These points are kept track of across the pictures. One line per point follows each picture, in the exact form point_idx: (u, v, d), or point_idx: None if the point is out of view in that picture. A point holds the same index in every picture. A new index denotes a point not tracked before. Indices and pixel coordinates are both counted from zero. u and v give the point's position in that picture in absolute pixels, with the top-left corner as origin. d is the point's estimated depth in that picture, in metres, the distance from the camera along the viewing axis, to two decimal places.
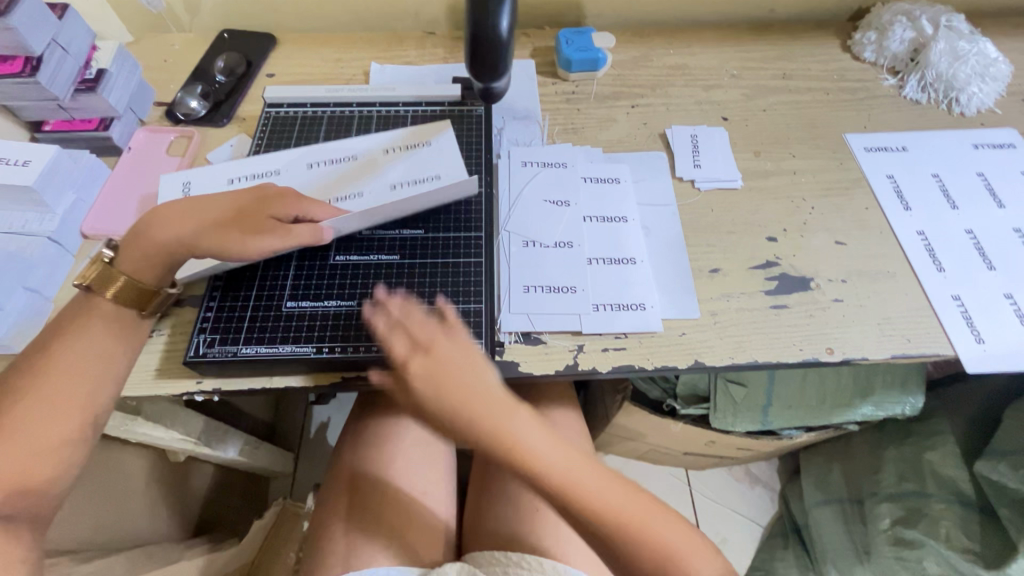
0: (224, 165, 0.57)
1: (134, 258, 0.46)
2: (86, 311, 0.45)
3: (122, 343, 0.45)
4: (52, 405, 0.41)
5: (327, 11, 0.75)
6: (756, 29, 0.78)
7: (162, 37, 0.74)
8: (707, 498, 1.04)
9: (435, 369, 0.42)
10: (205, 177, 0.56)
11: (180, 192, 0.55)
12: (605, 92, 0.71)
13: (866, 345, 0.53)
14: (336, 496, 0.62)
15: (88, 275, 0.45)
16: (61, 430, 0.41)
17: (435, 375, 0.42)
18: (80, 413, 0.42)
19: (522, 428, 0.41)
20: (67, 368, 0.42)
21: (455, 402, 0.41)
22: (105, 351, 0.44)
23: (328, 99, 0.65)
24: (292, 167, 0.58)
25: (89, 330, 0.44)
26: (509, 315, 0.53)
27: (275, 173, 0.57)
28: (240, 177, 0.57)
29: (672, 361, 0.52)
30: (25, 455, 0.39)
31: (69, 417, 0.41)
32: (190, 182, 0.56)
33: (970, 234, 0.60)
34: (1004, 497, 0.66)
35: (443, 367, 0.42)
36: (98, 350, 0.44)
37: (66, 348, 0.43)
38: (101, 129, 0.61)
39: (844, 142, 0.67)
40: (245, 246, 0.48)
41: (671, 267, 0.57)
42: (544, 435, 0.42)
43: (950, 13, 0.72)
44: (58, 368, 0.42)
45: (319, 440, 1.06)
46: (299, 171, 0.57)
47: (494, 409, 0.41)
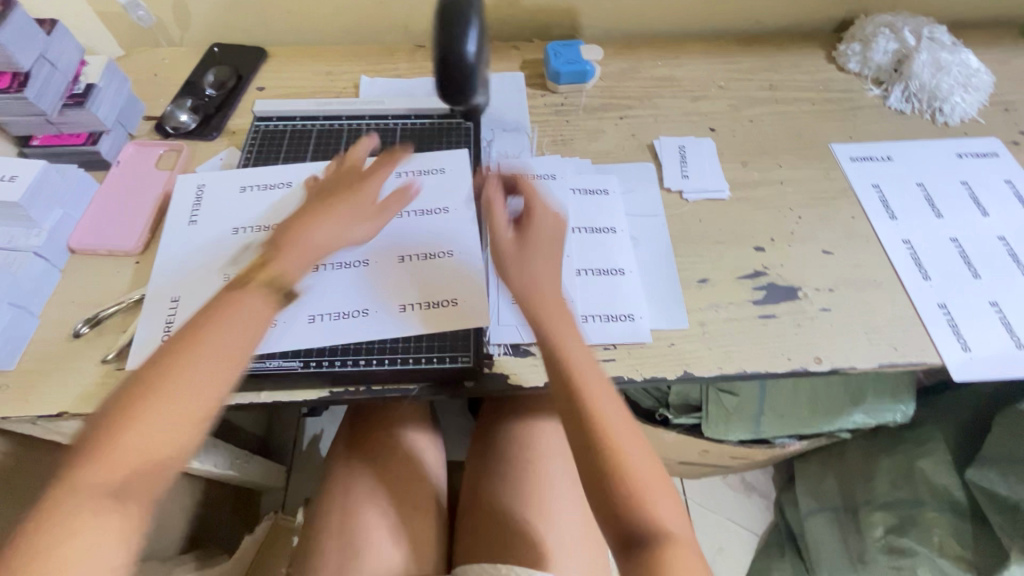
0: (238, 172, 0.60)
1: (286, 257, 0.44)
2: (230, 305, 0.40)
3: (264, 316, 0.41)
4: (186, 393, 0.36)
5: (316, 25, 0.75)
6: (742, 40, 0.79)
7: (152, 51, 0.75)
8: (703, 507, 1.03)
9: (571, 353, 0.43)
10: (217, 182, 0.59)
11: (193, 194, 0.58)
12: (593, 104, 0.71)
13: (853, 354, 0.53)
14: (335, 481, 0.63)
15: (244, 276, 0.42)
16: (190, 422, 0.35)
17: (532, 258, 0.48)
18: (211, 405, 0.36)
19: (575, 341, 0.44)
20: (221, 342, 0.38)
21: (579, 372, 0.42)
22: (251, 329, 0.40)
23: (317, 113, 0.65)
24: (306, 180, 0.59)
25: (236, 311, 0.39)
26: (499, 327, 0.53)
27: (286, 184, 0.59)
28: (250, 186, 0.59)
29: (661, 371, 0.52)
30: (170, 433, 0.34)
31: (208, 407, 0.36)
32: (203, 186, 0.59)
33: (954, 243, 0.60)
34: (996, 505, 0.66)
35: (580, 352, 0.43)
36: (245, 328, 0.39)
37: (221, 325, 0.39)
38: (89, 143, 0.61)
39: (830, 151, 0.67)
40: (354, 228, 0.49)
41: (659, 277, 0.57)
42: (655, 471, 0.40)
43: (933, 24, 0.73)
44: (204, 351, 0.37)
45: (311, 452, 1.06)
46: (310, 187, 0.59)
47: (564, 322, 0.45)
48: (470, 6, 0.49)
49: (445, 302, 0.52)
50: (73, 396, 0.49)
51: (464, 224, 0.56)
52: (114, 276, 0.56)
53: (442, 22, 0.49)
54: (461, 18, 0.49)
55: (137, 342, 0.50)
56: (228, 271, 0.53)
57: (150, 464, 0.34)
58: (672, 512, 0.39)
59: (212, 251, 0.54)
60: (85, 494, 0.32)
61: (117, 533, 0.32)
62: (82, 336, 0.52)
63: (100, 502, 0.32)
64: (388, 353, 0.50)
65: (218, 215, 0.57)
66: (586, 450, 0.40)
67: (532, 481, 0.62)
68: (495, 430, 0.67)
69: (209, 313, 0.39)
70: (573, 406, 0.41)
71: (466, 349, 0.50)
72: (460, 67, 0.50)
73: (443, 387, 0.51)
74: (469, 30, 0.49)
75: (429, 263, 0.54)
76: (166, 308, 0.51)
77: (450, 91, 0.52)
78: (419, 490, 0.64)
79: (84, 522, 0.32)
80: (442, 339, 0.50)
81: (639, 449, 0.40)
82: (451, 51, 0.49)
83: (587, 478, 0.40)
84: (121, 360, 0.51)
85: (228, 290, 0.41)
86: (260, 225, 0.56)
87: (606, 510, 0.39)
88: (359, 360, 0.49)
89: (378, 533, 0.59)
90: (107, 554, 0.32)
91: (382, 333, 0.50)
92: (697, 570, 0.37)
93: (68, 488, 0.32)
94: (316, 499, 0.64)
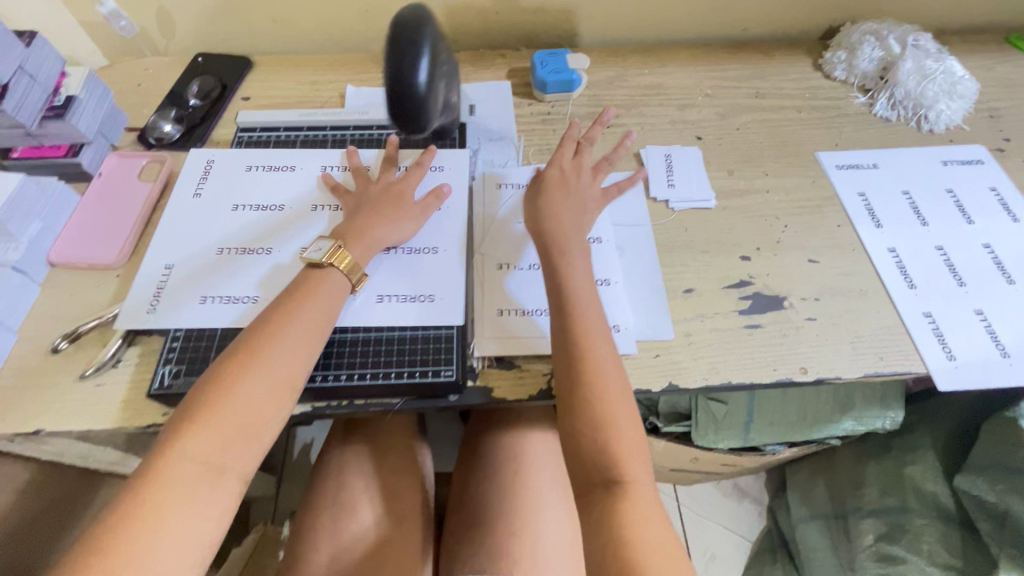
0: (248, 152, 0.63)
1: (356, 247, 0.53)
2: (312, 291, 0.49)
3: (335, 301, 0.50)
4: (275, 373, 0.44)
5: (302, 34, 0.75)
6: (729, 47, 0.79)
7: (137, 61, 0.74)
8: (695, 513, 1.03)
9: (586, 319, 0.48)
10: (227, 158, 0.62)
11: (202, 168, 0.61)
12: (580, 112, 0.71)
13: (839, 364, 0.53)
14: (326, 484, 0.63)
15: (324, 256, 0.50)
16: (277, 399, 0.44)
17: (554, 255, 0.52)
18: (295, 385, 0.45)
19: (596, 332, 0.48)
20: (306, 328, 0.47)
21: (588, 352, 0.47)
22: (330, 315, 0.49)
23: (301, 123, 0.65)
24: (310, 167, 0.62)
25: (324, 294, 0.49)
26: (482, 338, 0.53)
27: (290, 168, 0.62)
28: (257, 166, 0.62)
29: (646, 383, 0.52)
30: (265, 404, 0.43)
31: (292, 387, 0.45)
32: (213, 161, 0.62)
33: (940, 251, 0.60)
34: (984, 512, 0.65)
35: (593, 319, 0.49)
36: (323, 315, 0.48)
37: (305, 311, 0.48)
38: (70, 155, 0.60)
39: (816, 159, 0.67)
40: (406, 227, 0.56)
41: (645, 288, 0.57)
42: (632, 429, 0.45)
43: (918, 31, 0.73)
44: (288, 338, 0.46)
45: (301, 461, 1.04)
46: (312, 173, 0.61)
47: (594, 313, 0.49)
48: (422, 33, 0.47)
49: (423, 299, 0.53)
50: (49, 413, 0.48)
51: (447, 227, 0.58)
52: (94, 289, 0.55)
53: (393, 51, 0.47)
54: (413, 45, 0.46)
55: (132, 302, 0.52)
56: (222, 246, 0.56)
57: (246, 434, 0.43)
58: (638, 468, 0.44)
59: (208, 224, 0.57)
60: (192, 457, 0.41)
61: (218, 491, 0.41)
62: (60, 351, 0.51)
63: (203, 465, 0.41)
64: (367, 367, 0.50)
65: (224, 191, 0.60)
66: (575, 400, 0.46)
67: (519, 493, 0.61)
68: (485, 440, 0.67)
69: (291, 300, 0.48)
70: (573, 363, 0.47)
71: (448, 361, 0.51)
72: (412, 97, 0.47)
73: (424, 400, 0.51)
74: (420, 58, 0.47)
75: (414, 257, 0.56)
76: (158, 275, 0.54)
77: (404, 121, 0.50)
78: (409, 498, 0.64)
79: (195, 480, 0.40)
80: (423, 351, 0.51)
81: (623, 408, 0.46)
82: (401, 81, 0.47)
83: (571, 422, 0.46)
84: (100, 376, 0.50)
85: (310, 270, 0.50)
86: (258, 205, 0.59)
87: (580, 454, 0.45)
88: (337, 373, 0.50)
89: (369, 537, 0.59)
90: (208, 510, 0.40)
91: (357, 323, 0.52)
92: (649, 519, 0.42)
93: (178, 451, 0.41)
94: (301, 512, 0.63)
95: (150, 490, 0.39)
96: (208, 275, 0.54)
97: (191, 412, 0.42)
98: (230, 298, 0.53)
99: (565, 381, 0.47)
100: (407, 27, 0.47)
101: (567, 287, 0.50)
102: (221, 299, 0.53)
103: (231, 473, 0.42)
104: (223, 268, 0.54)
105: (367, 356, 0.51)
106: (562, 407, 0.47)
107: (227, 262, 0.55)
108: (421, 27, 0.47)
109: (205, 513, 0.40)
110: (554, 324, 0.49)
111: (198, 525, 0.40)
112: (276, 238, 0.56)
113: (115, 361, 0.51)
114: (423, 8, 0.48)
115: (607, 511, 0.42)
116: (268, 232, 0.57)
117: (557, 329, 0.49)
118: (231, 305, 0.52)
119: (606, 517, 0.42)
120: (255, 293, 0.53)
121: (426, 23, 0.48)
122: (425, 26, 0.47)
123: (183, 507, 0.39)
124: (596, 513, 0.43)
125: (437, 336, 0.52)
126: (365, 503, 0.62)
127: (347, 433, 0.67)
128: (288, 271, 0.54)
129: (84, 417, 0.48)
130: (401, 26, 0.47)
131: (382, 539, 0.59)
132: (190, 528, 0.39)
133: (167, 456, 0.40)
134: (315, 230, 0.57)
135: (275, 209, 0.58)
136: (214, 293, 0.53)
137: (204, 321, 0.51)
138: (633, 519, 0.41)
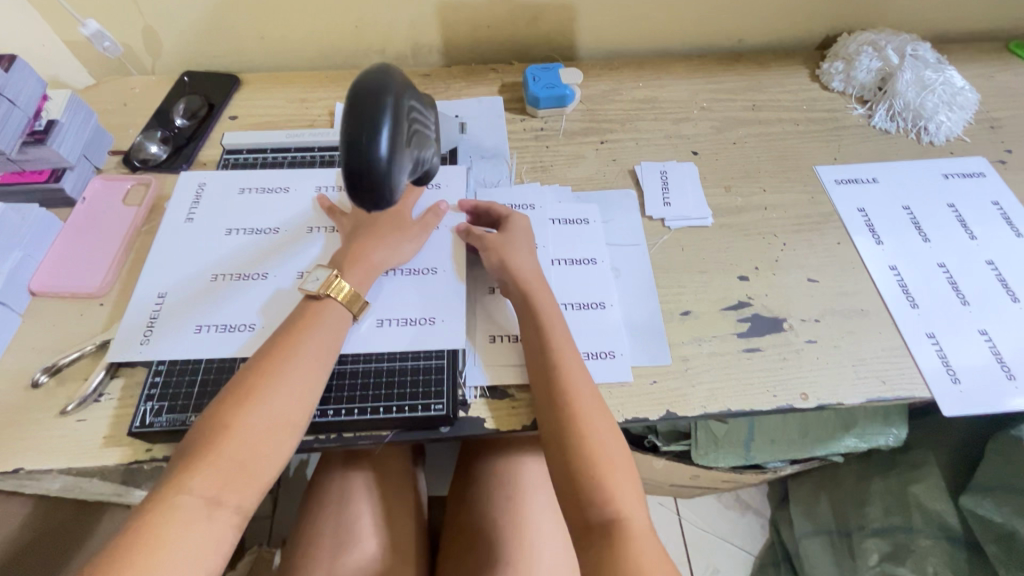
0: (239, 174, 0.61)
1: (352, 273, 0.51)
2: (315, 318, 0.48)
3: (339, 329, 0.49)
4: (280, 405, 0.43)
5: (291, 51, 0.73)
6: (724, 59, 0.78)
7: (122, 80, 0.73)
8: (697, 527, 1.02)
9: (564, 352, 0.48)
10: (218, 181, 0.61)
11: (194, 192, 0.60)
12: (574, 128, 0.70)
13: (840, 390, 0.51)
14: (320, 511, 0.61)
15: (318, 285, 0.49)
16: (279, 435, 0.43)
17: (527, 295, 0.51)
18: (297, 420, 0.44)
19: (576, 365, 0.48)
20: (310, 358, 0.46)
21: (568, 383, 0.46)
22: (334, 345, 0.48)
23: (288, 144, 0.64)
24: (304, 187, 0.60)
25: (327, 324, 0.48)
26: (472, 367, 0.51)
27: (284, 189, 0.60)
28: (249, 188, 0.60)
29: (643, 412, 0.50)
30: (270, 436, 0.42)
31: (295, 423, 0.44)
32: (205, 184, 0.60)
33: (942, 268, 0.59)
34: (991, 533, 0.64)
35: (571, 353, 0.48)
36: (327, 345, 0.47)
37: (308, 340, 0.47)
38: (52, 180, 0.59)
39: (815, 174, 0.66)
40: (405, 249, 0.54)
41: (641, 311, 0.56)
42: (621, 460, 0.44)
43: (916, 41, 0.72)
44: (293, 371, 0.45)
45: (297, 477, 1.00)
46: (307, 195, 0.60)
47: (572, 348, 0.49)
48: (381, 98, 0.37)
49: (424, 321, 0.52)
50: (28, 451, 0.46)
51: (442, 247, 0.57)
52: (76, 320, 0.54)
53: (347, 123, 0.37)
54: (371, 114, 0.36)
55: (121, 340, 0.50)
56: (217, 272, 0.54)
57: (246, 470, 0.41)
58: (631, 501, 0.43)
59: (201, 250, 0.56)
60: (192, 493, 0.40)
61: (213, 529, 0.39)
62: (40, 386, 0.50)
63: (202, 501, 0.40)
64: (356, 402, 0.49)
65: (216, 215, 0.58)
66: (560, 435, 0.45)
67: (514, 518, 0.60)
68: (479, 462, 0.65)
69: (294, 328, 0.47)
70: (556, 397, 0.46)
71: (439, 395, 0.49)
72: (372, 176, 0.36)
73: (414, 434, 0.50)
74: (384, 124, 0.36)
75: (414, 278, 0.55)
76: (151, 305, 0.52)
77: (367, 203, 0.38)
78: (402, 524, 0.62)
79: (192, 517, 0.39)
80: (413, 384, 0.50)
81: (610, 440, 0.45)
82: (358, 157, 0.36)
83: (559, 458, 0.45)
84: (82, 411, 0.49)
85: (308, 302, 0.49)
86: (252, 229, 0.57)
87: (573, 491, 0.43)
88: (326, 408, 0.48)
89: (368, 566, 0.58)
90: (204, 549, 0.39)
91: (356, 348, 0.50)
92: (645, 553, 0.41)
93: (178, 487, 0.40)
94: (293, 540, 0.61)
95: (146, 527, 0.38)
96: (202, 302, 0.53)
97: (192, 447, 0.41)
98: (228, 326, 0.51)
99: (548, 416, 0.46)
100: (363, 93, 0.37)
101: (542, 320, 0.49)
102: (218, 327, 0.51)
103: (229, 509, 0.41)
104: (218, 295, 0.53)
105: (356, 390, 0.49)
106: (547, 443, 0.46)
107: (222, 288, 0.53)
108: (382, 91, 0.37)
109: (201, 551, 0.39)
110: (533, 358, 0.49)
111: (191, 564, 0.38)
112: (273, 263, 0.55)
113: (97, 396, 0.50)
114: (382, 69, 0.39)
115: (606, 549, 0.41)
116: (263, 258, 0.55)
117: (534, 364, 0.48)
118: (229, 333, 0.51)
119: (604, 555, 0.41)
120: (253, 320, 0.52)
121: (387, 85, 0.38)
122: (386, 88, 0.38)
123: (178, 545, 0.38)
124: (593, 554, 0.41)
125: (428, 367, 0.51)
126: (363, 531, 0.60)
127: (341, 457, 0.65)
128: (287, 296, 0.53)
129: (64, 454, 0.47)
130: (356, 91, 0.37)
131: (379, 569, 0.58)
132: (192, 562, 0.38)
133: (167, 491, 0.40)
134: (312, 254, 0.56)
135: (269, 233, 0.57)
136: (210, 322, 0.51)
137: (197, 352, 0.50)
138: (631, 554, 0.40)
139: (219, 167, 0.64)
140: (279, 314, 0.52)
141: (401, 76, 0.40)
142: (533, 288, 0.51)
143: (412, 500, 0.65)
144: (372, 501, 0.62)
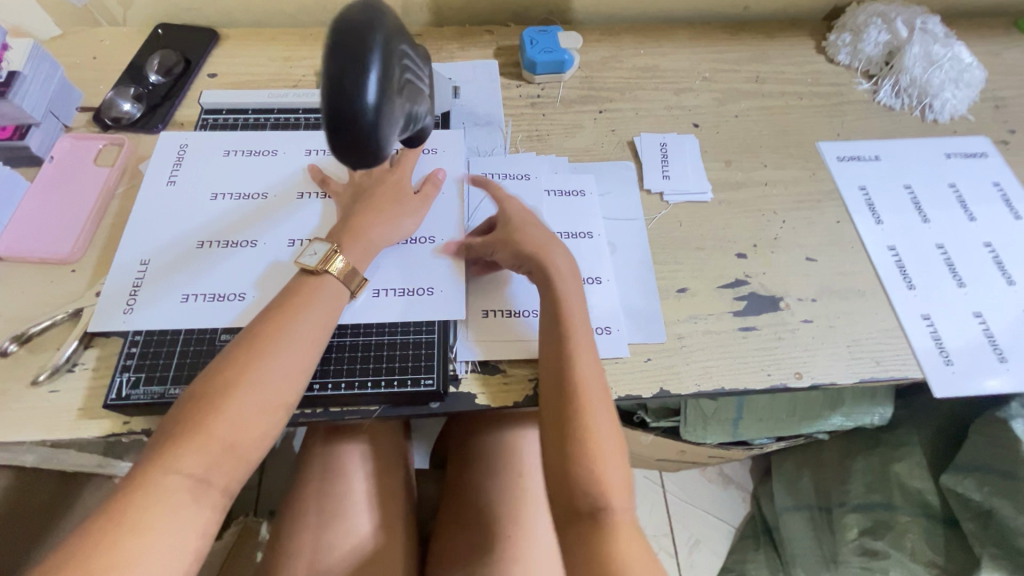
0: (222, 135, 0.58)
1: (351, 250, 0.49)
2: (308, 299, 0.45)
3: (331, 308, 0.46)
4: (267, 388, 0.41)
5: (272, 6, 0.69)
6: (728, 27, 0.74)
7: (91, 32, 0.68)
8: (681, 499, 1.03)
9: (575, 335, 0.47)
10: (201, 142, 0.57)
11: (176, 153, 0.56)
12: (572, 96, 0.67)
13: (834, 369, 0.51)
14: (307, 487, 0.60)
15: (314, 258, 0.47)
16: (268, 418, 0.41)
17: (552, 277, 0.49)
18: (290, 401, 0.42)
19: (586, 351, 0.46)
20: (300, 341, 0.44)
21: (574, 370, 0.45)
22: (325, 326, 0.45)
23: (271, 105, 0.61)
24: (293, 150, 0.57)
25: (318, 303, 0.46)
26: (466, 342, 0.50)
27: (272, 152, 0.57)
28: (235, 151, 0.57)
29: (637, 389, 0.50)
30: (258, 419, 0.41)
31: (285, 404, 0.42)
32: (187, 144, 0.57)
33: (940, 249, 0.58)
34: (968, 510, 0.66)
35: (584, 336, 0.47)
36: (319, 327, 0.45)
37: (299, 321, 0.44)
38: (17, 138, 0.56)
39: (816, 151, 0.65)
40: (405, 225, 0.52)
41: (638, 286, 0.55)
42: (617, 459, 0.44)
43: (927, 14, 0.69)
44: (281, 353, 0.43)
45: (284, 450, 0.99)
46: (296, 158, 0.57)
47: (582, 335, 0.47)
48: (368, 37, 0.33)
49: (421, 292, 0.51)
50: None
51: (438, 218, 0.54)
52: (46, 286, 0.51)
53: (329, 65, 0.33)
54: (357, 57, 0.32)
55: (100, 310, 0.48)
56: (202, 239, 0.52)
57: (236, 451, 0.40)
58: (622, 497, 0.43)
59: (186, 214, 0.53)
60: (180, 473, 0.38)
61: (202, 509, 0.39)
62: (9, 355, 0.47)
63: (189, 481, 0.38)
64: (343, 377, 0.47)
65: (199, 179, 0.55)
66: (560, 420, 0.44)
67: (506, 492, 0.60)
68: (474, 439, 0.65)
69: (283, 308, 0.45)
70: (561, 383, 0.45)
71: (429, 370, 0.48)
72: (357, 130, 0.33)
73: (404, 408, 0.48)
74: (370, 73, 0.33)
75: (409, 251, 0.52)
76: (134, 271, 0.50)
77: (352, 159, 0.35)
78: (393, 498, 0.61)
79: (180, 499, 0.38)
80: (402, 359, 0.48)
81: (608, 432, 0.44)
82: (342, 110, 0.33)
83: (554, 449, 0.44)
84: (55, 382, 0.47)
85: (305, 277, 0.47)
86: (239, 194, 0.55)
87: (563, 482, 0.43)
88: (311, 383, 0.47)
89: (360, 547, 0.57)
90: (193, 530, 0.38)
91: (353, 319, 0.49)
92: (633, 546, 0.41)
93: (164, 467, 0.38)
94: (281, 513, 0.60)
95: (131, 505, 0.37)
96: (189, 270, 0.50)
97: (177, 425, 0.40)
98: (216, 295, 0.49)
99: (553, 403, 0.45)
100: (348, 32, 0.33)
101: (562, 310, 0.47)
102: (207, 296, 0.49)
103: (217, 490, 0.40)
104: (206, 263, 0.51)
105: (343, 364, 0.48)
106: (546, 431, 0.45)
107: (209, 255, 0.51)
108: (369, 29, 0.33)
109: (184, 536, 0.37)
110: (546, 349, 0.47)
111: (181, 546, 0.37)
112: (262, 229, 0.53)
113: (71, 366, 0.48)
114: (370, 4, 0.35)
115: (591, 547, 0.40)
116: (250, 224, 0.53)
117: (546, 352, 0.47)
118: (218, 303, 0.49)
119: (590, 545, 0.41)
120: (245, 289, 0.50)
121: (375, 22, 0.34)
122: (374, 27, 0.34)
123: (166, 526, 0.37)
124: (579, 542, 0.41)
125: (418, 342, 0.49)
126: (356, 510, 0.59)
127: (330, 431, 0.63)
128: (280, 266, 0.51)
129: (37, 425, 0.45)
130: (338, 29, 0.33)
131: (371, 543, 0.57)
132: (174, 545, 0.37)
133: (152, 470, 0.38)
134: (309, 221, 0.53)
135: (255, 198, 0.54)
136: (196, 291, 0.49)
137: (183, 322, 0.48)
138: (619, 545, 0.40)
139: (200, 127, 0.60)
140: (272, 285, 0.50)
141: (393, 20, 0.36)
142: (561, 273, 0.49)
143: (405, 477, 0.64)
144: (364, 475, 0.61)
